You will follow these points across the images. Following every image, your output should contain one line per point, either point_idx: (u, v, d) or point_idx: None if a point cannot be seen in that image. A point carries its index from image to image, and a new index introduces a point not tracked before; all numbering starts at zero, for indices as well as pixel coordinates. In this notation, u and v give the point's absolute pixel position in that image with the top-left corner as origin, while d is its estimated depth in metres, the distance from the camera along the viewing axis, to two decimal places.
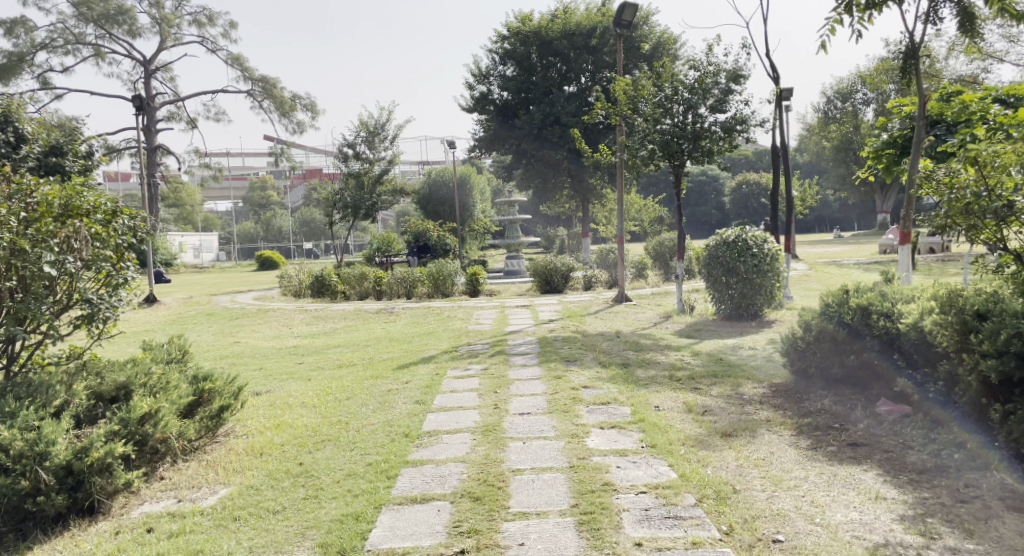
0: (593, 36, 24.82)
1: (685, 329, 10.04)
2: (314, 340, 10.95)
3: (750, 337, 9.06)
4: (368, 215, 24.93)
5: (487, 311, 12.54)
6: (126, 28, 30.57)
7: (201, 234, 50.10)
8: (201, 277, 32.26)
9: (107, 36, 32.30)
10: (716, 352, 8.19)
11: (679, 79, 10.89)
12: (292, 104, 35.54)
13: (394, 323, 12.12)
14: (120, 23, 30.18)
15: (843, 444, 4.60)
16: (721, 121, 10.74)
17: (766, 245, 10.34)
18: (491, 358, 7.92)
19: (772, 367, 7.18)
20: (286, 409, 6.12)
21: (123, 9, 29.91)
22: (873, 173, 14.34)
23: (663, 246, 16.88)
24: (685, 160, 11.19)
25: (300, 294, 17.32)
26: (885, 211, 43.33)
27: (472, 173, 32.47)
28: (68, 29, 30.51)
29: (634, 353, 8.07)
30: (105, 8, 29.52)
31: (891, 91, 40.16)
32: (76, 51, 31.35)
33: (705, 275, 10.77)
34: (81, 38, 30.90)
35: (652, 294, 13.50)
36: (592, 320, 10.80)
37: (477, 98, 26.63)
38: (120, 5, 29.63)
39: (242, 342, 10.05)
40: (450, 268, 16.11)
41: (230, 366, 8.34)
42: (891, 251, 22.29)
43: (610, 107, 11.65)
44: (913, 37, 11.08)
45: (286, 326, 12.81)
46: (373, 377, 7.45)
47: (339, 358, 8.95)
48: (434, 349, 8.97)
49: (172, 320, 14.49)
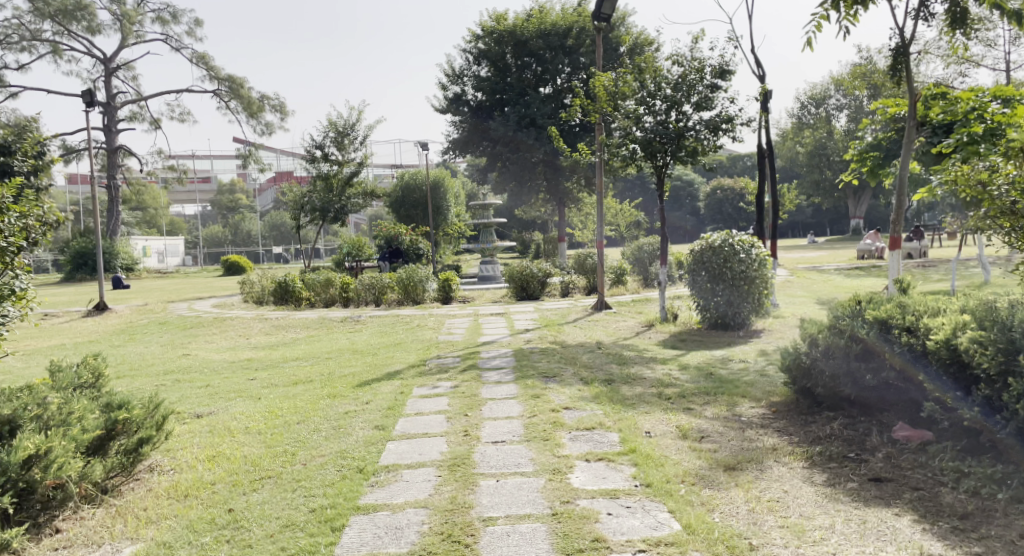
0: (570, 37, 24.26)
1: (670, 339, 9.43)
2: (272, 352, 10.19)
3: (740, 348, 8.49)
4: (338, 218, 24.12)
5: (459, 319, 11.83)
6: (85, 24, 29.41)
7: (167, 237, 48.79)
8: (164, 283, 31.20)
9: (65, 33, 31.09)
10: (705, 365, 7.59)
11: (661, 74, 10.30)
12: (261, 104, 34.54)
13: (358, 334, 11.37)
14: (78, 19, 29.00)
15: (866, 479, 3.99)
16: (706, 119, 10.17)
17: (754, 249, 9.76)
18: (462, 374, 7.22)
19: (769, 383, 6.60)
20: (227, 435, 5.40)
21: (82, 5, 28.76)
22: (856, 176, 13.90)
23: (642, 251, 16.35)
24: (668, 161, 10.59)
25: (263, 300, 16.48)
26: (858, 217, 43.40)
27: (445, 176, 31.45)
28: (23, 26, 29.24)
29: (617, 367, 7.45)
30: (63, 3, 28.35)
31: (864, 97, 40.17)
32: (33, 48, 30.04)
33: (689, 281, 10.16)
34: (38, 35, 29.61)
35: (632, 302, 12.90)
36: (571, 330, 10.16)
37: (450, 99, 25.95)
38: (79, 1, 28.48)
39: (191, 356, 9.30)
40: (422, 273, 15.37)
41: (171, 386, 7.62)
42: (870, 256, 22.00)
43: (589, 105, 11.02)
44: (902, 34, 10.56)
45: (244, 336, 12.01)
46: (330, 396, 6.73)
47: (296, 373, 8.22)
48: (400, 363, 8.25)
49: (120, 330, 13.58)
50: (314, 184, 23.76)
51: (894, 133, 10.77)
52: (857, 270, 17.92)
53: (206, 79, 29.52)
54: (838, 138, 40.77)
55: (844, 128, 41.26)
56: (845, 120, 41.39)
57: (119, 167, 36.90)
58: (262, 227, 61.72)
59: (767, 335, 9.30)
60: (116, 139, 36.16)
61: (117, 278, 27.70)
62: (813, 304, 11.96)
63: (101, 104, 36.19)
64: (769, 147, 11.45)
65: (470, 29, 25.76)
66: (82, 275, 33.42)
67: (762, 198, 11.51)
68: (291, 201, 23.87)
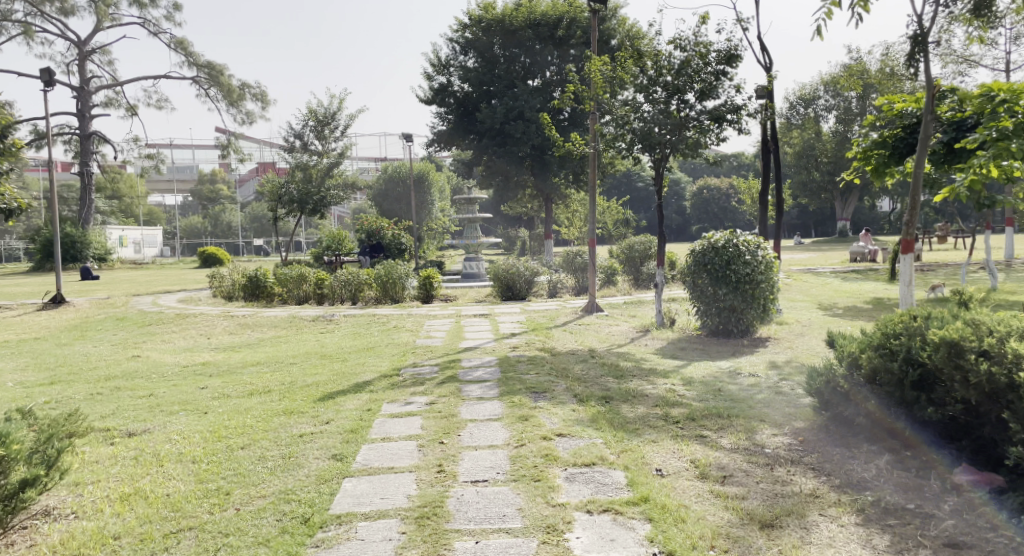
0: (560, 28, 23.38)
1: (669, 347, 8.59)
2: (233, 355, 9.28)
3: (747, 360, 7.67)
4: (317, 211, 23.09)
5: (439, 321, 10.95)
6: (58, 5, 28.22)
7: (144, 227, 47.46)
8: (136, 274, 30.06)
9: (35, 14, 29.84)
10: (712, 380, 6.76)
11: (663, 58, 9.45)
12: (241, 92, 33.38)
13: (330, 335, 10.46)
14: None
15: (938, 545, 3.21)
16: (710, 110, 9.34)
17: (762, 251, 8.93)
18: (439, 387, 6.35)
19: (788, 403, 5.78)
20: (154, 463, 4.52)
21: None
22: (858, 175, 13.09)
23: (633, 250, 15.66)
24: (667, 154, 9.77)
25: (233, 296, 15.52)
26: (845, 219, 42.85)
27: (430, 169, 30.34)
28: None
29: (615, 382, 6.60)
30: None
31: (853, 99, 39.63)
32: (4, 29, 28.74)
33: (687, 283, 9.30)
34: (8, 15, 28.33)
35: (625, 304, 12.10)
36: (561, 335, 9.31)
37: (436, 89, 25.05)
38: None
39: (138, 360, 8.39)
40: (401, 270, 14.47)
41: (107, 397, 6.72)
42: (863, 259, 21.29)
43: (583, 92, 10.17)
44: (921, 23, 9.78)
45: (205, 336, 11.08)
46: (286, 413, 5.83)
47: (255, 381, 7.34)
48: (371, 372, 7.35)
49: (72, 326, 12.58)
50: (291, 174, 22.73)
51: (901, 129, 9.94)
52: (855, 274, 17.20)
53: (183, 65, 28.39)
54: (827, 140, 40.05)
55: (832, 129, 40.64)
56: (833, 121, 40.72)
57: (93, 154, 35.58)
58: (242, 218, 60.50)
59: (775, 344, 8.50)
60: (89, 125, 34.91)
61: (87, 268, 26.62)
62: (819, 310, 11.17)
63: (74, 89, 34.90)
64: (775, 141, 10.65)
65: (457, 18, 24.90)
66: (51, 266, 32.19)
67: (766, 197, 10.68)
68: (268, 192, 22.83)
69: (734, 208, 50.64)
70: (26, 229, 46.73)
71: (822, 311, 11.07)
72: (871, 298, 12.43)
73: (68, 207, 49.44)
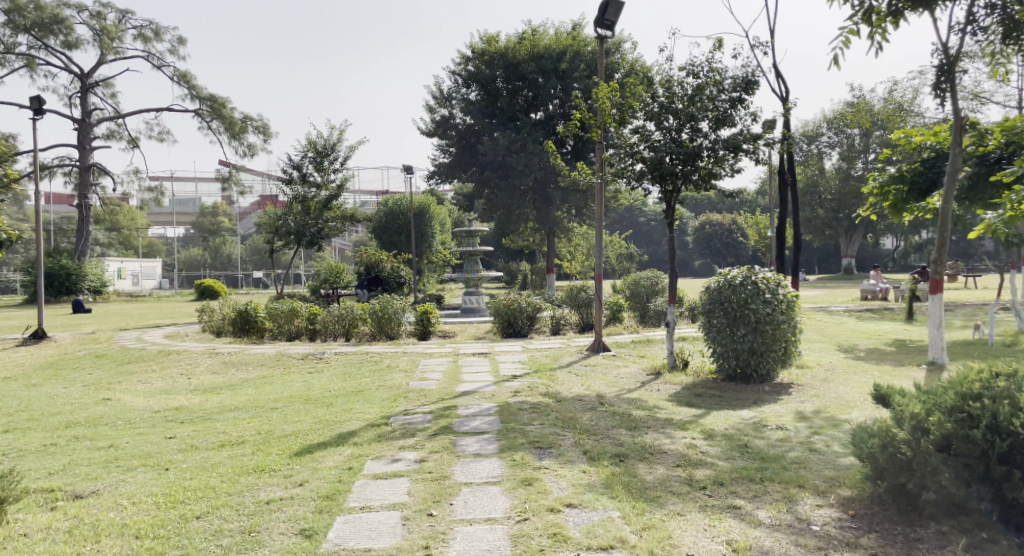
0: (563, 60, 23.02)
1: (684, 394, 7.88)
2: (212, 398, 8.62)
3: (770, 410, 6.97)
4: (314, 243, 22.55)
5: (436, 360, 10.25)
6: (61, 38, 28.11)
7: (142, 259, 46.97)
8: (130, 307, 29.50)
9: (38, 47, 29.66)
10: (736, 433, 6.07)
11: (674, 85, 8.90)
12: (243, 125, 33.08)
13: (318, 375, 9.77)
14: (54, 33, 27.69)
15: None
16: (725, 140, 8.73)
17: (782, 289, 8.26)
18: (430, 440, 5.66)
19: (827, 464, 5.10)
20: (89, 540, 3.92)
21: (59, 19, 27.44)
22: (874, 213, 12.52)
23: (639, 286, 15.26)
24: (679, 185, 9.17)
25: (222, 332, 14.85)
26: (849, 256, 42.27)
27: (430, 202, 29.83)
28: None
29: (627, 435, 5.89)
30: (38, 16, 26.98)
31: (857, 136, 39.31)
32: (7, 61, 28.58)
33: (702, 322, 8.62)
34: (11, 47, 28.15)
35: (633, 343, 11.44)
36: (567, 378, 8.63)
37: (438, 122, 24.76)
38: (55, 14, 27.14)
39: (106, 405, 7.73)
40: (398, 305, 13.79)
41: (61, 450, 6.08)
42: (874, 297, 20.63)
43: (589, 120, 9.61)
44: (947, 49, 9.30)
45: (186, 376, 10.41)
46: (257, 471, 5.15)
47: (229, 430, 6.67)
48: (357, 420, 6.65)
49: (48, 366, 11.89)
50: (289, 207, 22.20)
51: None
52: (870, 313, 16.52)
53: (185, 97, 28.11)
54: (831, 177, 39.72)
55: (835, 166, 40.32)
56: (836, 158, 40.39)
57: (92, 186, 35.24)
58: (242, 250, 60.03)
59: (799, 391, 7.81)
60: (89, 157, 34.60)
61: (79, 301, 26.00)
62: (839, 353, 10.48)
63: (76, 121, 34.73)
64: (793, 174, 10.06)
65: (460, 51, 24.73)
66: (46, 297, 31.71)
67: (784, 234, 10.04)
68: (265, 224, 22.34)
69: (737, 243, 50.07)
70: (22, 260, 46.20)
71: (843, 353, 10.38)
72: (893, 340, 11.72)
73: (67, 238, 49.02)
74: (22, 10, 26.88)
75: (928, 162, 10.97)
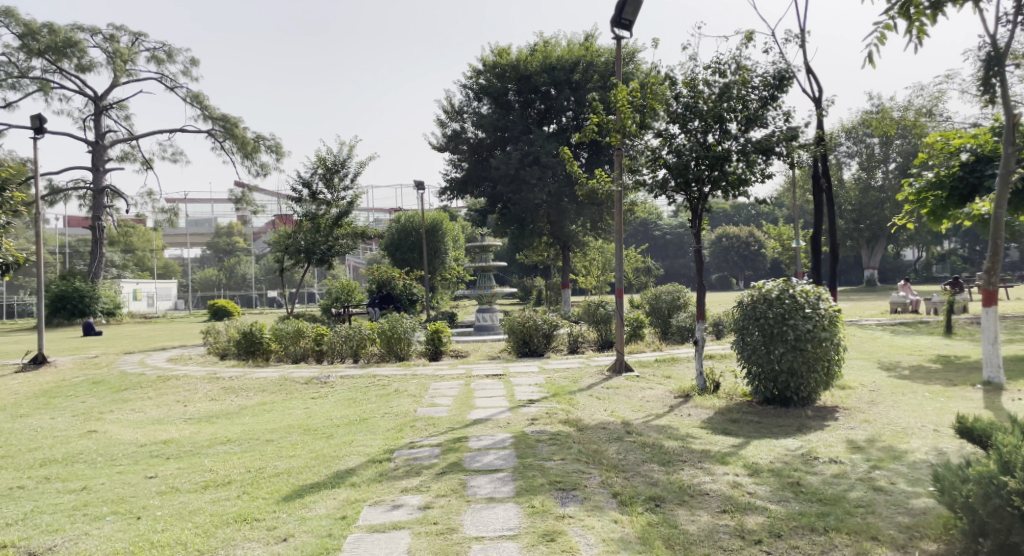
0: (576, 71, 22.44)
1: (719, 420, 7.17)
2: (205, 428, 8.01)
3: (819, 438, 6.25)
4: (324, 261, 22.00)
5: (447, 383, 9.58)
6: (76, 62, 27.94)
7: (157, 280, 46.79)
8: (143, 329, 29.14)
9: (53, 71, 29.57)
10: (785, 467, 5.38)
11: (700, 84, 8.23)
12: (255, 144, 32.76)
13: (321, 401, 9.13)
14: (69, 56, 27.51)
15: None
16: (756, 142, 8.06)
17: (822, 303, 7.54)
18: (437, 480, 4.98)
19: (898, 508, 4.41)
20: None
21: (73, 42, 27.28)
22: (911, 221, 11.73)
23: (660, 300, 14.56)
24: (706, 192, 8.50)
25: (227, 355, 14.26)
26: (871, 267, 41.15)
27: (443, 218, 29.20)
28: (12, 63, 27.71)
29: (662, 472, 5.19)
30: (52, 40, 26.82)
31: (877, 145, 38.34)
32: (22, 86, 28.49)
33: (735, 340, 7.89)
34: (26, 72, 28.02)
35: (658, 362, 10.71)
36: (589, 403, 7.92)
37: (449, 136, 24.28)
38: (69, 37, 26.99)
39: (89, 440, 7.15)
40: (407, 323, 13.14)
41: (27, 495, 5.50)
42: (904, 309, 19.76)
43: (607, 124, 8.95)
44: (996, 43, 8.64)
45: (182, 404, 9.80)
46: (237, 520, 4.53)
47: (216, 467, 6.06)
48: (357, 454, 5.99)
49: (41, 394, 11.32)
50: (300, 225, 21.70)
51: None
52: (905, 327, 15.67)
53: (198, 118, 27.88)
54: (850, 188, 38.74)
55: (855, 177, 39.31)
56: (856, 168, 39.37)
57: (106, 208, 35.05)
58: (256, 270, 59.78)
59: (848, 416, 7.08)
60: (103, 180, 34.44)
61: (90, 324, 25.63)
62: (881, 371, 9.72)
63: (90, 143, 34.65)
64: (828, 178, 9.36)
65: (471, 65, 24.27)
66: (59, 320, 31.47)
67: (820, 242, 9.31)
68: (275, 242, 21.86)
69: (756, 255, 49.02)
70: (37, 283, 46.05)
71: (885, 372, 9.62)
72: (936, 356, 10.92)
73: (82, 261, 48.99)
74: (35, 34, 26.79)
75: (968, 166, 10.10)
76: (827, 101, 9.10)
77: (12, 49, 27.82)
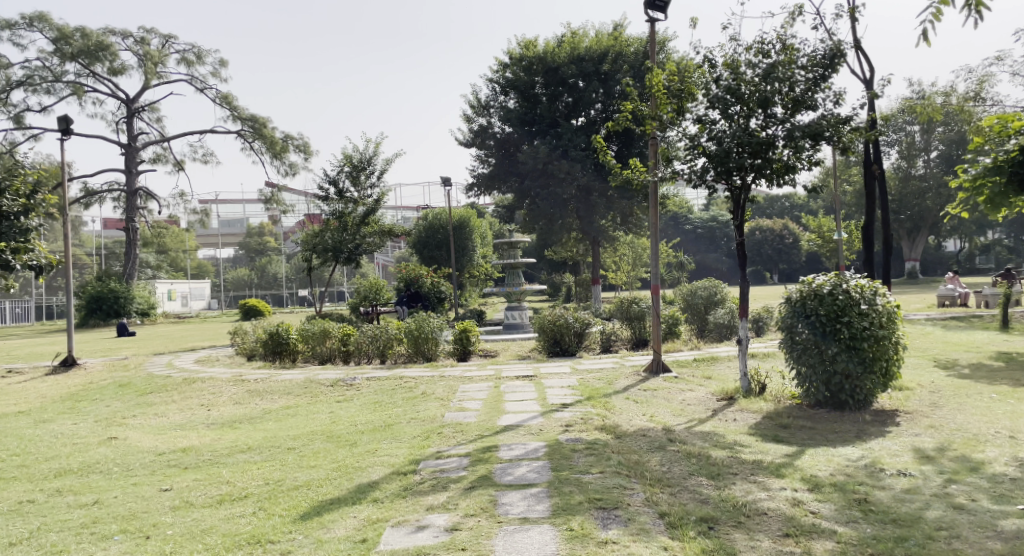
0: (605, 62, 21.90)
1: (767, 425, 6.69)
2: (227, 434, 7.70)
3: (882, 447, 5.76)
4: (351, 259, 21.73)
5: (476, 386, 9.18)
6: (107, 65, 27.99)
7: (190, 280, 47.17)
8: (174, 329, 29.20)
9: (87, 74, 29.75)
10: (848, 481, 4.92)
11: (742, 66, 7.70)
12: (284, 144, 32.67)
13: (346, 406, 8.78)
14: (101, 60, 27.57)
15: None
16: (803, 126, 7.50)
17: (879, 298, 6.99)
18: (466, 496, 4.58)
19: (981, 535, 3.95)
20: None
21: (104, 45, 27.30)
22: (967, 209, 11.00)
23: (695, 296, 14.03)
24: (749, 181, 7.98)
25: (253, 356, 14.03)
26: (913, 259, 39.90)
27: (472, 215, 28.81)
28: (46, 67, 27.89)
29: (712, 486, 4.75)
30: (84, 43, 26.91)
31: (917, 133, 37.05)
32: (57, 90, 28.67)
33: (782, 339, 7.37)
34: (59, 76, 28.20)
35: (697, 362, 10.20)
36: (628, 407, 7.46)
37: (476, 131, 23.92)
38: (101, 41, 27.13)
39: (106, 449, 6.88)
40: (435, 322, 12.77)
41: (35, 509, 5.22)
42: (952, 303, 18.93)
43: (643, 109, 8.44)
44: None
45: (206, 408, 9.52)
46: (250, 542, 4.22)
47: (233, 478, 5.73)
48: (381, 466, 5.61)
49: (67, 398, 11.14)
50: (327, 223, 21.46)
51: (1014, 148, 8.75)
52: (956, 321, 14.91)
53: (228, 119, 27.78)
54: (889, 178, 37.51)
55: (894, 166, 38.02)
56: (895, 156, 38.08)
57: (139, 210, 35.27)
58: (287, 269, 60.00)
59: (909, 422, 6.56)
60: (136, 182, 34.69)
61: (123, 325, 25.74)
62: (938, 370, 9.14)
63: (123, 145, 34.88)
64: (881, 164, 8.79)
65: (498, 58, 23.83)
66: (95, 321, 31.75)
67: (873, 233, 8.75)
68: (303, 242, 21.64)
69: (791, 247, 47.90)
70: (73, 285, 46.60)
71: (943, 371, 9.02)
72: (996, 353, 10.27)
73: (118, 262, 49.55)
74: (68, 38, 27.04)
75: None
76: (881, 82, 8.51)
77: (46, 54, 28.11)
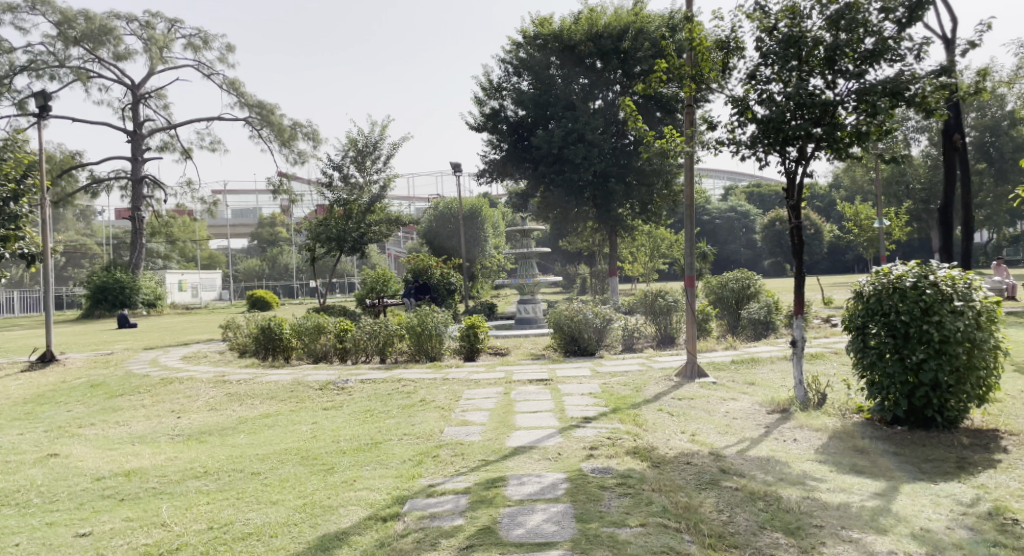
0: (625, 39, 20.54)
1: (839, 448, 5.42)
2: (187, 450, 6.52)
3: (998, 485, 4.50)
4: (357, 249, 20.35)
5: (485, 392, 7.94)
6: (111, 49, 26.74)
7: (201, 271, 46.29)
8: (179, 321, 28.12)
9: (91, 60, 28.66)
10: (975, 542, 3.70)
11: (803, 12, 6.44)
12: (292, 132, 31.44)
13: (334, 415, 7.56)
14: (104, 44, 26.29)
15: None
16: (879, 85, 6.26)
17: (976, 293, 5.69)
18: None
19: None
20: None
21: (108, 29, 26.02)
22: None
23: (725, 289, 12.73)
24: (805, 152, 6.72)
25: (245, 353, 12.88)
26: None
27: (483, 205, 27.46)
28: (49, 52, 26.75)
29: (793, 549, 3.57)
30: (87, 27, 25.67)
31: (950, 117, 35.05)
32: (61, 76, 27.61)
33: (851, 343, 6.12)
34: (63, 62, 27.10)
35: (736, 365, 8.93)
36: (663, 423, 6.22)
37: (488, 115, 22.53)
38: (104, 24, 25.92)
39: (36, 474, 5.72)
40: (440, 318, 11.56)
41: None
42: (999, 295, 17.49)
43: (680, 68, 7.16)
44: None
45: (175, 415, 8.36)
46: None
47: (171, 519, 4.53)
48: (357, 505, 4.41)
49: (31, 400, 10.02)
50: (331, 211, 20.18)
51: None
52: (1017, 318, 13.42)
53: (236, 105, 26.32)
54: None
55: None
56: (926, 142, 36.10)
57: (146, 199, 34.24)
58: (298, 260, 58.90)
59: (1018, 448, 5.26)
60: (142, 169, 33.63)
61: (124, 316, 24.77)
62: (1021, 375, 7.83)
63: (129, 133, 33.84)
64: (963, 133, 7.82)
65: (511, 38, 22.48)
66: (100, 312, 30.81)
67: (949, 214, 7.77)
68: (307, 230, 20.42)
69: (812, 237, 46.14)
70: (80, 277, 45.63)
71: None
72: None
73: (127, 252, 48.69)
74: (71, 22, 25.77)
75: None
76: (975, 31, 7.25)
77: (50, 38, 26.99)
